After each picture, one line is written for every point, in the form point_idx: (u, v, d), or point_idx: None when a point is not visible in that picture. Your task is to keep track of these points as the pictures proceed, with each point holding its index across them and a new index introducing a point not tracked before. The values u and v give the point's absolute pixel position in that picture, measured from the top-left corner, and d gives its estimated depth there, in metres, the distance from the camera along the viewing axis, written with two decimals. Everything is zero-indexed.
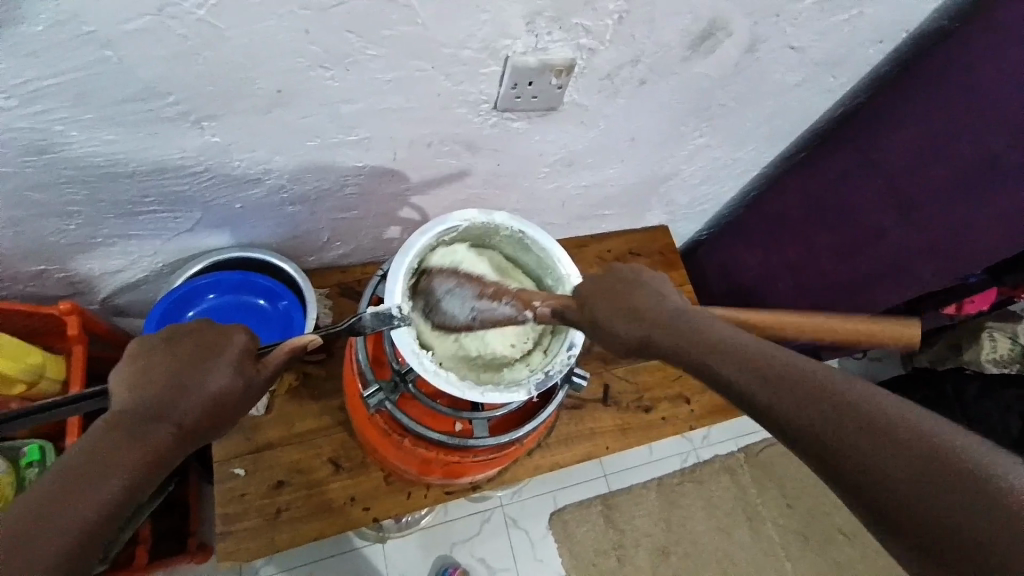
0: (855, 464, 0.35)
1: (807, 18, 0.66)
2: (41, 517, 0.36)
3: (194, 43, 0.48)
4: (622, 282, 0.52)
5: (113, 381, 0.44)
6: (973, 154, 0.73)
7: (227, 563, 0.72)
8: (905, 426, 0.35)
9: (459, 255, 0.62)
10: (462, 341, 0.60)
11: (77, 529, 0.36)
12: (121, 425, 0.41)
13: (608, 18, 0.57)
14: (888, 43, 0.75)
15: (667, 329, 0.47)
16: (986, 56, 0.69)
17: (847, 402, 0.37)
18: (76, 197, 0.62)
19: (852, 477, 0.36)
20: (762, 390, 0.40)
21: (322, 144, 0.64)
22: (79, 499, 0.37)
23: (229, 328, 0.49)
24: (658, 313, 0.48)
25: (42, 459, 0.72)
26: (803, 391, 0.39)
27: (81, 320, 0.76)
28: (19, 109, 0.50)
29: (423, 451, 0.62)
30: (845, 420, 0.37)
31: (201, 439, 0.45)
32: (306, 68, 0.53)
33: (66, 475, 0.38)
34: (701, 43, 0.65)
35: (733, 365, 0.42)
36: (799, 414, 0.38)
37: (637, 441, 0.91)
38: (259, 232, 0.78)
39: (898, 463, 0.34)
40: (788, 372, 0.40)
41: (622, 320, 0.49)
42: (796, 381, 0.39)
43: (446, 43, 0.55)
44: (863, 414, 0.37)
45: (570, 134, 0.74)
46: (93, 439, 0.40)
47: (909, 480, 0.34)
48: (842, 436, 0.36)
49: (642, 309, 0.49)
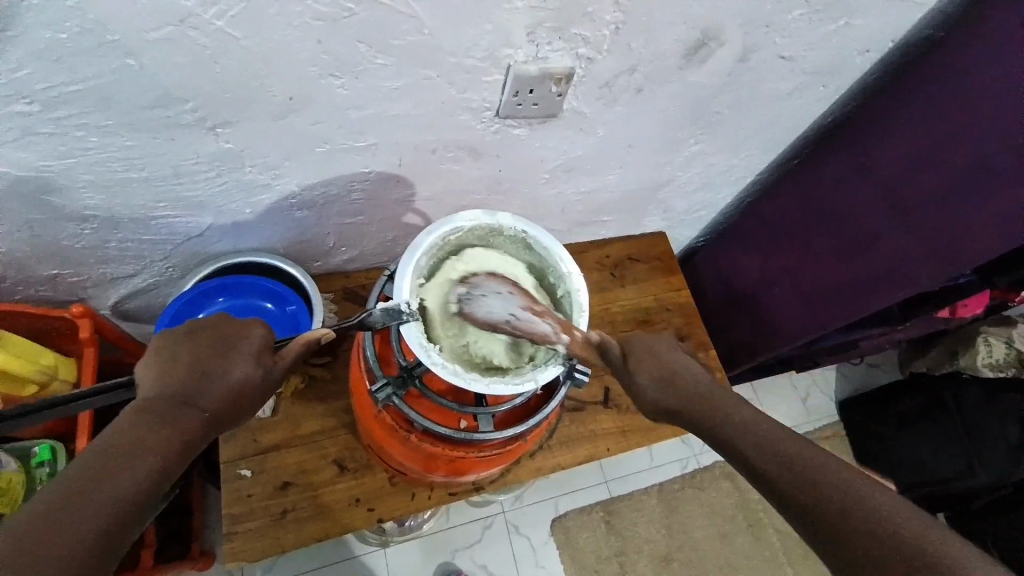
0: (823, 514, 0.45)
1: (797, 28, 0.69)
2: (62, 511, 0.36)
3: (213, 52, 0.51)
4: (642, 348, 0.63)
5: (139, 372, 0.46)
6: (970, 159, 0.74)
7: (233, 563, 0.73)
8: (860, 494, 0.45)
9: (516, 271, 0.64)
10: (474, 341, 0.59)
11: (101, 522, 0.36)
12: (148, 414, 0.42)
13: (606, 28, 0.60)
14: (874, 52, 0.78)
15: (685, 396, 0.59)
16: (978, 59, 0.71)
17: (816, 470, 0.48)
18: (92, 201, 0.64)
19: (821, 526, 0.45)
20: (760, 449, 0.51)
21: (330, 150, 0.66)
22: (103, 493, 0.37)
23: (249, 322, 0.50)
24: (677, 378, 0.60)
25: (53, 459, 0.73)
26: (786, 462, 0.49)
27: (93, 323, 0.77)
28: (41, 113, 0.52)
29: (429, 446, 0.64)
30: (814, 484, 0.47)
31: (222, 427, 0.47)
32: (318, 76, 0.56)
33: (89, 468, 0.38)
34: (695, 52, 0.67)
35: (739, 434, 0.53)
36: (765, 463, 0.50)
37: (636, 443, 0.92)
38: (267, 237, 0.80)
39: (838, 502, 0.45)
40: (778, 443, 0.51)
41: (638, 379, 0.60)
42: (781, 453, 0.50)
43: (451, 51, 0.57)
44: (828, 481, 0.47)
45: (570, 140, 0.77)
46: (117, 430, 0.41)
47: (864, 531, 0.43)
48: (790, 478, 0.48)
49: (661, 376, 0.60)
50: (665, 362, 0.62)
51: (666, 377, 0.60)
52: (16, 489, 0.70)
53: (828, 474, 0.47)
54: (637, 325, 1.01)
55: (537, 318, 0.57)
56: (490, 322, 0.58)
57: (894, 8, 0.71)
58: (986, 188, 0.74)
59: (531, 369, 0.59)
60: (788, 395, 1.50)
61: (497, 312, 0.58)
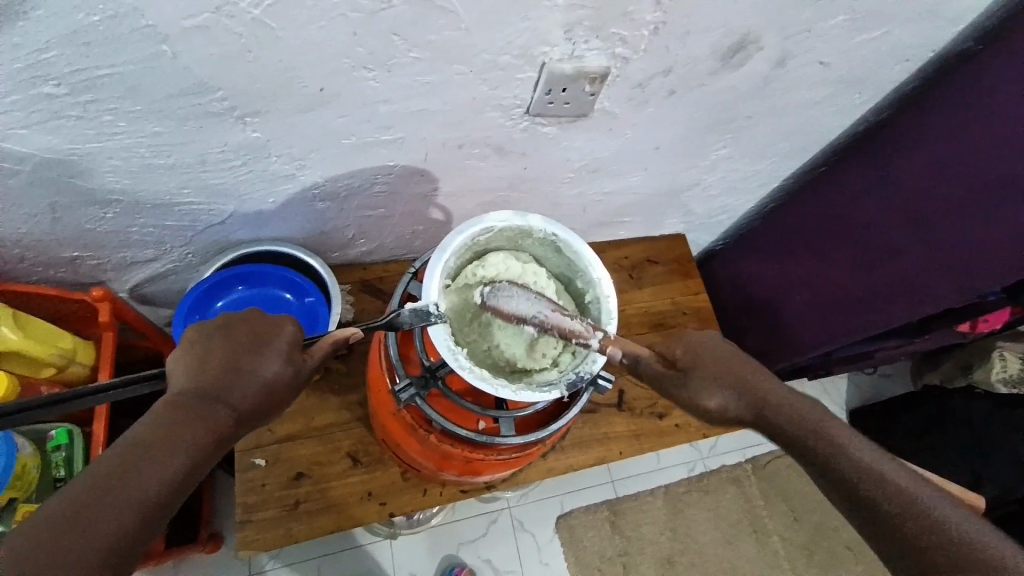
0: (897, 530, 0.44)
1: (838, 34, 0.67)
2: (86, 510, 0.36)
3: (247, 42, 0.50)
4: (692, 353, 0.55)
5: (171, 365, 0.46)
6: (988, 177, 0.74)
7: (246, 551, 0.74)
8: (929, 511, 0.44)
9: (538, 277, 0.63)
10: (495, 350, 0.61)
11: (125, 522, 0.36)
12: (177, 408, 0.42)
13: (645, 29, 0.58)
14: (913, 63, 0.76)
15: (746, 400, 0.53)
16: (1000, 80, 0.70)
17: (884, 482, 0.46)
18: (117, 186, 0.64)
19: (877, 518, 0.45)
20: (824, 452, 0.49)
21: (357, 142, 0.65)
22: (128, 490, 0.37)
23: (279, 319, 0.50)
24: (731, 373, 0.54)
25: (69, 443, 0.73)
26: (855, 472, 0.47)
27: (112, 307, 0.77)
28: (69, 96, 0.51)
29: (448, 447, 0.64)
30: (886, 498, 0.45)
31: (250, 425, 0.46)
32: (349, 68, 0.55)
33: (117, 463, 0.38)
34: (733, 55, 0.66)
35: (805, 431, 0.50)
36: (835, 462, 0.48)
37: (649, 447, 0.92)
38: (288, 228, 0.80)
39: (896, 505, 0.45)
40: (828, 437, 0.49)
41: (690, 385, 0.53)
42: (829, 447, 0.49)
43: (485, 49, 0.56)
44: (899, 494, 0.45)
45: (597, 141, 0.76)
46: (147, 425, 0.40)
47: (941, 550, 0.42)
48: (853, 474, 0.47)
49: (717, 377, 0.53)
50: (722, 365, 0.54)
51: (723, 378, 0.53)
52: (30, 474, 0.70)
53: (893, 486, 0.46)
54: (653, 328, 1.00)
55: (564, 318, 0.57)
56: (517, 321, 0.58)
57: (939, 17, 0.68)
58: (999, 205, 0.73)
59: (557, 372, 0.60)
60: None
61: (523, 309, 0.58)
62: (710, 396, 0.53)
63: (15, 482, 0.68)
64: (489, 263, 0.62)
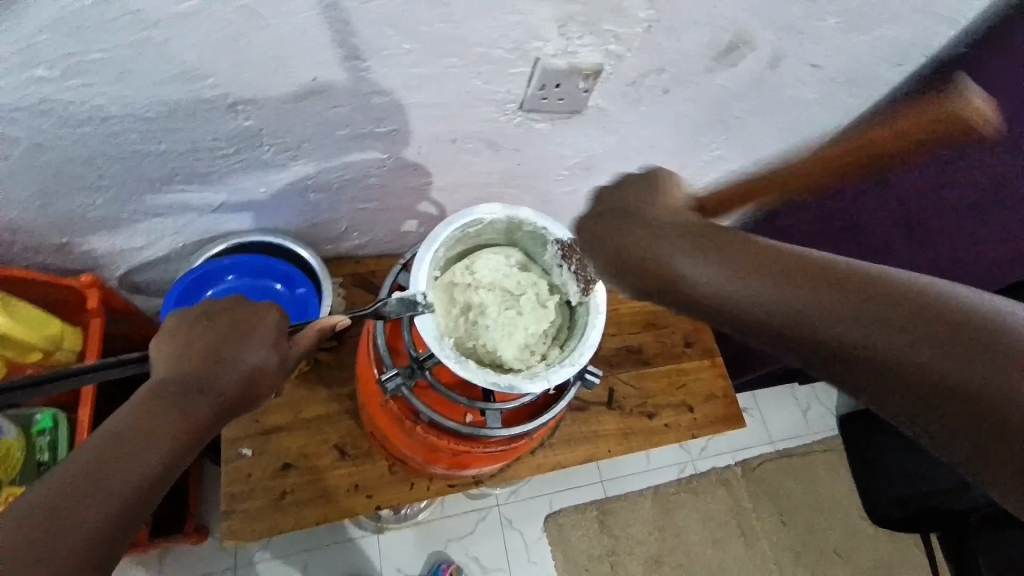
0: (876, 362, 0.42)
1: (831, 36, 0.68)
2: (66, 500, 0.38)
3: (238, 29, 0.50)
4: (619, 210, 0.57)
5: (156, 356, 0.48)
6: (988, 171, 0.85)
7: (230, 541, 0.74)
8: (915, 312, 0.41)
9: (509, 273, 0.65)
10: (484, 352, 0.62)
11: (104, 513, 0.39)
12: (160, 396, 0.45)
13: (638, 26, 0.59)
14: (905, 68, 0.76)
15: (736, 252, 0.49)
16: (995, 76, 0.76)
17: (854, 342, 0.42)
18: (107, 171, 0.63)
19: (872, 369, 0.42)
20: (850, 327, 0.43)
21: (350, 134, 0.65)
22: (104, 484, 0.39)
23: (262, 307, 0.53)
24: (701, 243, 0.50)
25: (53, 427, 0.74)
26: (810, 313, 0.44)
27: (101, 294, 0.77)
28: (60, 80, 0.51)
29: (434, 438, 0.64)
30: (986, 359, 0.38)
31: (234, 414, 0.49)
32: (343, 59, 0.55)
33: (99, 453, 0.40)
34: (726, 55, 0.66)
35: (784, 288, 0.46)
36: (763, 311, 0.46)
37: (638, 445, 0.92)
38: (280, 218, 0.80)
39: (874, 338, 0.42)
40: (775, 284, 0.46)
41: (630, 238, 0.53)
42: (808, 289, 0.45)
43: (479, 42, 0.56)
44: (901, 315, 0.41)
45: (590, 138, 0.76)
46: (130, 414, 0.43)
47: (894, 363, 0.41)
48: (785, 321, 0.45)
49: (646, 232, 0.53)
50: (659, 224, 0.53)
51: (675, 243, 0.51)
52: (14, 458, 0.72)
53: (964, 339, 0.39)
54: (644, 327, 0.99)
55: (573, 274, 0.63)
56: (515, 284, 0.65)
57: (935, 21, 0.68)
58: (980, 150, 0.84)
59: (544, 366, 0.60)
60: (789, 406, 1.49)
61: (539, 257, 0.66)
62: (694, 265, 0.49)
63: None
64: (460, 268, 0.64)
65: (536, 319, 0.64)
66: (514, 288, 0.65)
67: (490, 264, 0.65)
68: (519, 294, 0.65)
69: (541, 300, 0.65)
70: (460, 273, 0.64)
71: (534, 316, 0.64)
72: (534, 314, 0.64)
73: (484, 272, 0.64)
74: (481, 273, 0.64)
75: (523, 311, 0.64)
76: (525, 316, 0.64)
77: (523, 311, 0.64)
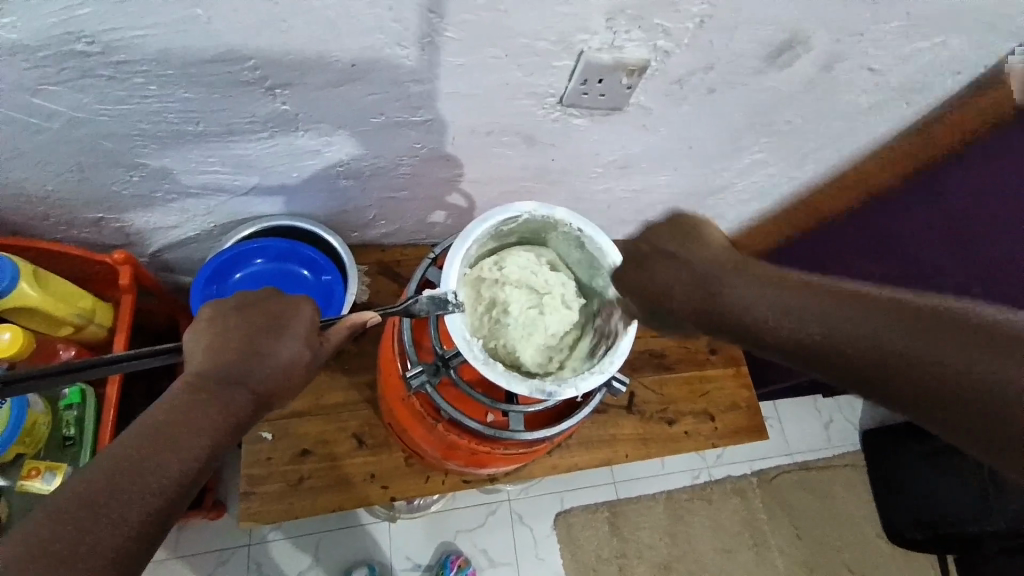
0: (865, 360, 0.40)
1: (892, 40, 0.64)
2: (106, 494, 0.38)
3: (280, 11, 0.49)
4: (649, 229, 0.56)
5: (191, 346, 0.48)
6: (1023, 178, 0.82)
7: (248, 522, 0.74)
8: (914, 310, 0.39)
9: (540, 274, 0.64)
10: (501, 351, 0.62)
11: (143, 508, 0.39)
12: (198, 389, 0.45)
13: (690, 21, 0.56)
14: (965, 77, 0.72)
15: (737, 266, 0.49)
16: None
17: (847, 338, 0.41)
18: (144, 149, 0.63)
19: (868, 368, 0.40)
20: (845, 325, 0.41)
21: (385, 121, 0.64)
22: (143, 478, 0.39)
23: (296, 300, 0.53)
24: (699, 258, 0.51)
25: (80, 403, 0.76)
26: (806, 316, 0.43)
27: (133, 271, 0.78)
28: (101, 55, 0.51)
29: (454, 437, 0.63)
30: (994, 351, 0.35)
31: (266, 409, 0.49)
32: (384, 45, 0.53)
33: (135, 447, 0.40)
34: (778, 55, 0.63)
35: (778, 292, 0.45)
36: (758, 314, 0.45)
37: (655, 452, 0.91)
38: (310, 204, 0.79)
39: (869, 332, 0.40)
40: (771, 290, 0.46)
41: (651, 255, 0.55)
42: (802, 292, 0.44)
43: (523, 33, 0.54)
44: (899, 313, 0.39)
45: (629, 136, 0.74)
46: (168, 406, 0.43)
47: (889, 363, 0.39)
48: (776, 323, 0.44)
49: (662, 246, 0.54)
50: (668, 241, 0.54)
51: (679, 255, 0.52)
52: (39, 431, 0.74)
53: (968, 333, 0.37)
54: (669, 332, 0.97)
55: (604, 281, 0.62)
56: (544, 284, 0.64)
57: (1003, 28, 0.64)
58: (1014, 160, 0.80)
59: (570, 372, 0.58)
60: (810, 418, 1.45)
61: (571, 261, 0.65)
62: (690, 274, 0.50)
63: (24, 438, 0.72)
64: (489, 263, 0.64)
65: (558, 324, 0.63)
66: (542, 289, 0.64)
67: (522, 262, 0.64)
68: (547, 295, 0.64)
69: (566, 305, 0.64)
70: (488, 267, 0.63)
71: (556, 321, 0.63)
72: (557, 319, 0.64)
73: (513, 269, 0.63)
74: (510, 271, 0.63)
75: (545, 314, 0.64)
76: (547, 320, 0.63)
77: (546, 314, 0.64)
